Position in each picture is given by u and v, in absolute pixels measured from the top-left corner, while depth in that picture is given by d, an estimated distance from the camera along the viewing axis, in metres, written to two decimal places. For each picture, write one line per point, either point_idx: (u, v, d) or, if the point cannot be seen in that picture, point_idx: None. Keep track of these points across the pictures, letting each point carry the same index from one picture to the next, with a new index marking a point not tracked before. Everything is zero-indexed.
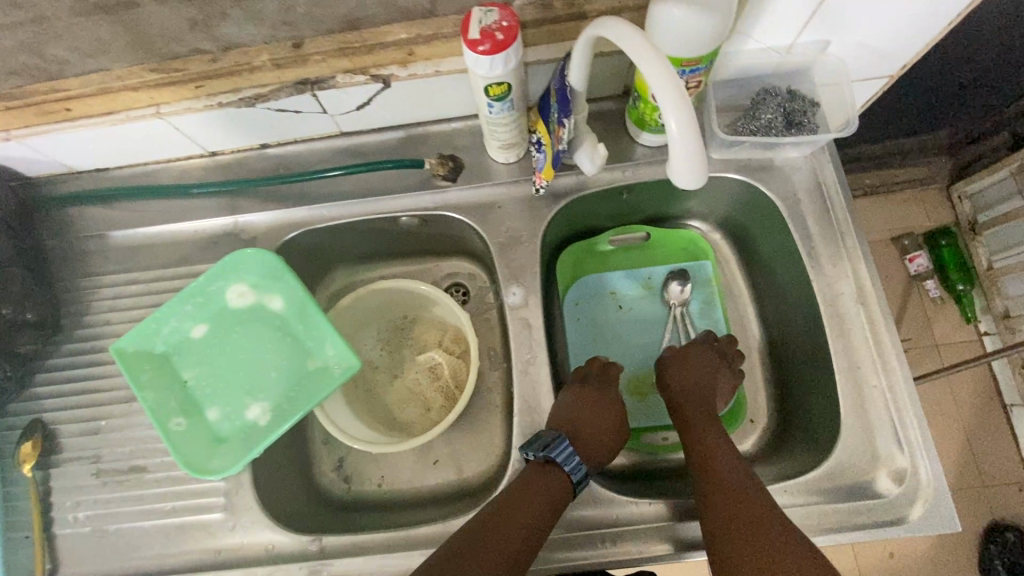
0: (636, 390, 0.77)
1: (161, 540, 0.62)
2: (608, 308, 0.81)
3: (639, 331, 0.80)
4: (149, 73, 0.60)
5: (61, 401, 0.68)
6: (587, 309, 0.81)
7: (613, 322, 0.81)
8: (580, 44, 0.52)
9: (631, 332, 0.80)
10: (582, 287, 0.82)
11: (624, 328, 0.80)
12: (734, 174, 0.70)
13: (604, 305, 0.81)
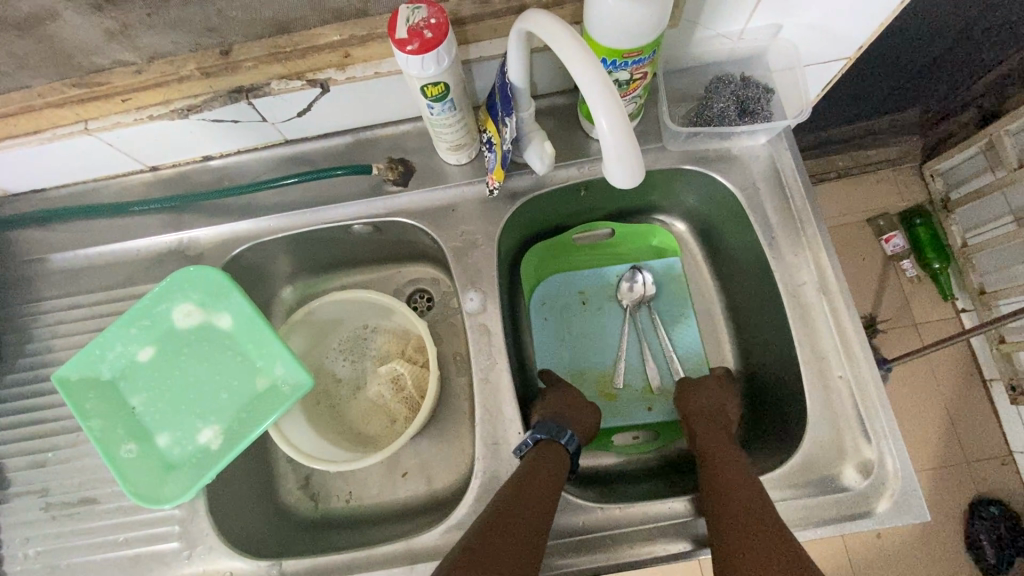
0: (605, 390, 0.76)
1: (115, 573, 0.60)
2: (576, 308, 0.79)
3: (607, 331, 0.78)
4: (72, 89, 0.58)
5: (5, 434, 0.65)
6: (555, 308, 0.79)
7: (581, 321, 0.79)
8: (513, 40, 0.49)
9: (599, 331, 0.78)
10: (550, 288, 0.80)
11: (592, 328, 0.79)
12: (692, 166, 0.68)
13: (572, 306, 0.79)
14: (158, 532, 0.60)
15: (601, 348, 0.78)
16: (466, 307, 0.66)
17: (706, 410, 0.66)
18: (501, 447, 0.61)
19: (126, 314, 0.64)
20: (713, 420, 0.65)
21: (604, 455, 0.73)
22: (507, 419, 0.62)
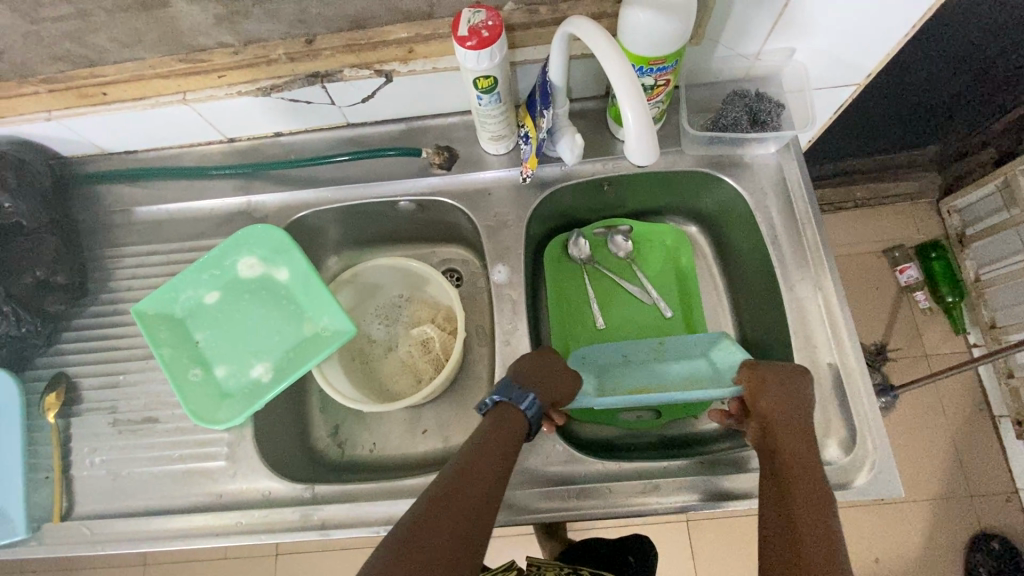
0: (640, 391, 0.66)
1: (167, 484, 0.68)
2: (614, 359, 0.74)
3: (647, 364, 0.71)
4: (178, 63, 0.68)
5: (84, 357, 0.74)
6: (593, 367, 0.74)
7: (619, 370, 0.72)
8: (556, 44, 0.58)
9: (636, 371, 0.70)
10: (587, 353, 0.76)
11: (636, 371, 0.71)
12: (706, 169, 0.76)
13: (612, 359, 0.74)
14: (209, 451, 0.69)
15: (640, 377, 0.69)
16: (494, 279, 0.73)
17: (789, 412, 0.60)
18: None
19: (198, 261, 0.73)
20: (792, 423, 0.60)
21: (607, 429, 0.79)
22: None
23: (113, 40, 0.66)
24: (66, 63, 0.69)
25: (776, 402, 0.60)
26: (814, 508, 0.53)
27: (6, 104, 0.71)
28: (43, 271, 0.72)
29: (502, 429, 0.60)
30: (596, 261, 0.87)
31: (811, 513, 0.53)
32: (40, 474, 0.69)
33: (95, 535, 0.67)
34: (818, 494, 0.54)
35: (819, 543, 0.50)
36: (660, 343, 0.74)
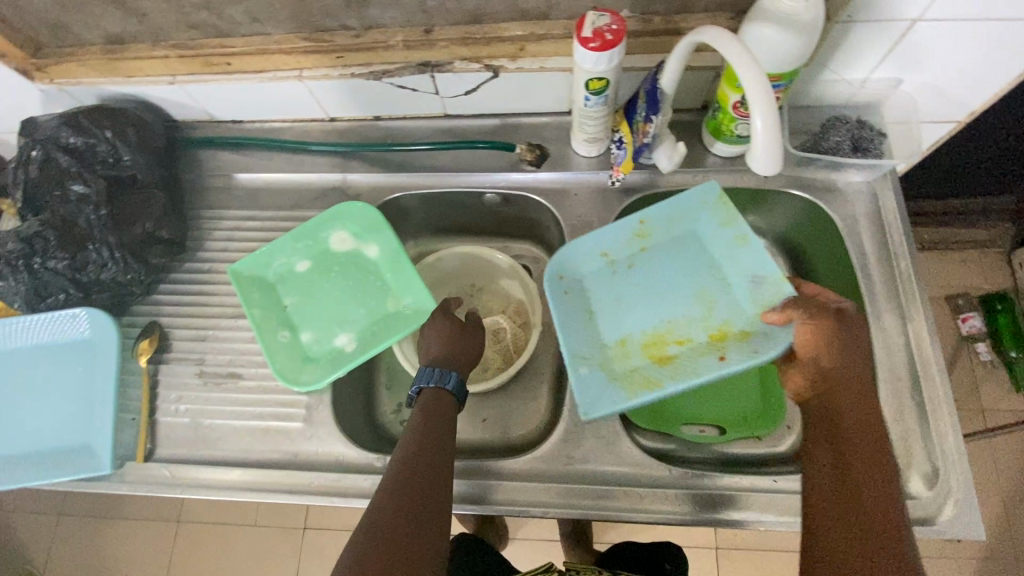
0: (657, 355, 0.70)
1: (246, 438, 0.71)
2: (596, 274, 0.75)
3: (642, 291, 0.74)
4: (301, 41, 0.72)
5: (178, 310, 0.78)
6: (580, 296, 0.74)
7: (596, 278, 0.75)
8: (676, 51, 0.59)
9: (631, 296, 0.74)
10: (564, 251, 0.75)
11: (625, 293, 0.74)
12: (797, 191, 0.76)
13: (588, 270, 0.75)
14: (289, 411, 0.72)
15: (628, 297, 0.74)
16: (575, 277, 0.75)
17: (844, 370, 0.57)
18: None
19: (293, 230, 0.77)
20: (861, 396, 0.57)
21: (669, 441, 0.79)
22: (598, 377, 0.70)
23: (247, 13, 0.70)
24: (198, 32, 0.73)
25: (837, 357, 0.57)
26: (876, 478, 0.52)
27: (137, 65, 0.76)
28: (151, 224, 0.76)
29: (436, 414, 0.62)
30: None
31: (875, 485, 0.52)
32: (128, 414, 0.73)
33: (174, 478, 0.70)
34: (875, 462, 0.53)
35: (895, 524, 0.50)
36: (647, 243, 0.75)
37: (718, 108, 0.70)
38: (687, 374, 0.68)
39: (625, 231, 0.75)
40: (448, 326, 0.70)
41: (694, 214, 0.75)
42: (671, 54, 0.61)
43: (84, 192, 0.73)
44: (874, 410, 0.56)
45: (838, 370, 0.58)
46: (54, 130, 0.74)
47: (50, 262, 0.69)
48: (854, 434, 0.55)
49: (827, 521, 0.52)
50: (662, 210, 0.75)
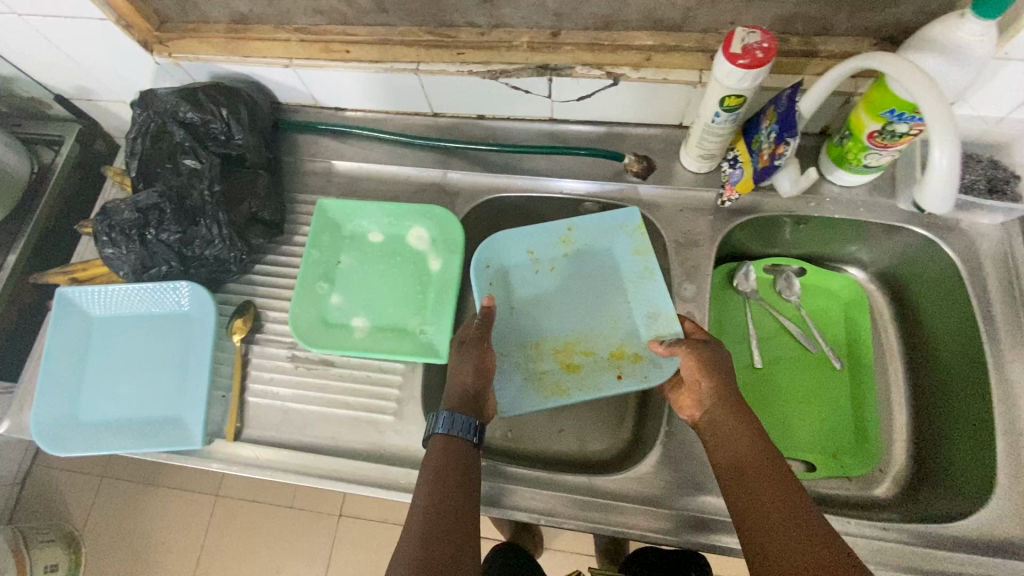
0: (568, 363, 0.73)
1: (336, 427, 0.71)
2: (518, 268, 0.78)
3: (576, 290, 0.76)
4: (425, 35, 0.72)
5: (273, 291, 0.78)
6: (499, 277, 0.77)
7: (529, 271, 0.77)
8: (828, 78, 0.60)
9: (530, 291, 0.77)
10: (494, 245, 0.77)
11: (522, 289, 0.77)
12: (918, 229, 0.74)
13: (523, 266, 0.77)
14: (380, 404, 0.71)
15: (534, 296, 0.76)
16: (680, 295, 0.74)
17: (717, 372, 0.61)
18: None
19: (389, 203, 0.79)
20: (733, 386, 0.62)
21: None
22: None
23: (378, 3, 0.70)
24: (323, 17, 0.74)
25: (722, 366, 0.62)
26: (771, 492, 0.53)
27: (257, 46, 0.76)
28: (255, 204, 0.76)
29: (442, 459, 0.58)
30: (761, 297, 0.86)
31: (771, 500, 0.52)
32: (219, 392, 0.73)
33: (263, 460, 0.70)
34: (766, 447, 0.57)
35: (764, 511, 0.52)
36: (591, 258, 0.77)
37: (849, 135, 0.68)
38: (550, 387, 0.72)
39: (528, 234, 0.78)
40: (458, 358, 0.66)
41: (613, 237, 0.77)
42: (819, 82, 0.62)
43: (196, 167, 0.74)
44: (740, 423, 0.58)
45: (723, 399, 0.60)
46: (174, 104, 0.74)
47: (163, 234, 0.71)
48: (741, 457, 0.56)
49: (781, 540, 0.49)
50: (591, 227, 0.77)
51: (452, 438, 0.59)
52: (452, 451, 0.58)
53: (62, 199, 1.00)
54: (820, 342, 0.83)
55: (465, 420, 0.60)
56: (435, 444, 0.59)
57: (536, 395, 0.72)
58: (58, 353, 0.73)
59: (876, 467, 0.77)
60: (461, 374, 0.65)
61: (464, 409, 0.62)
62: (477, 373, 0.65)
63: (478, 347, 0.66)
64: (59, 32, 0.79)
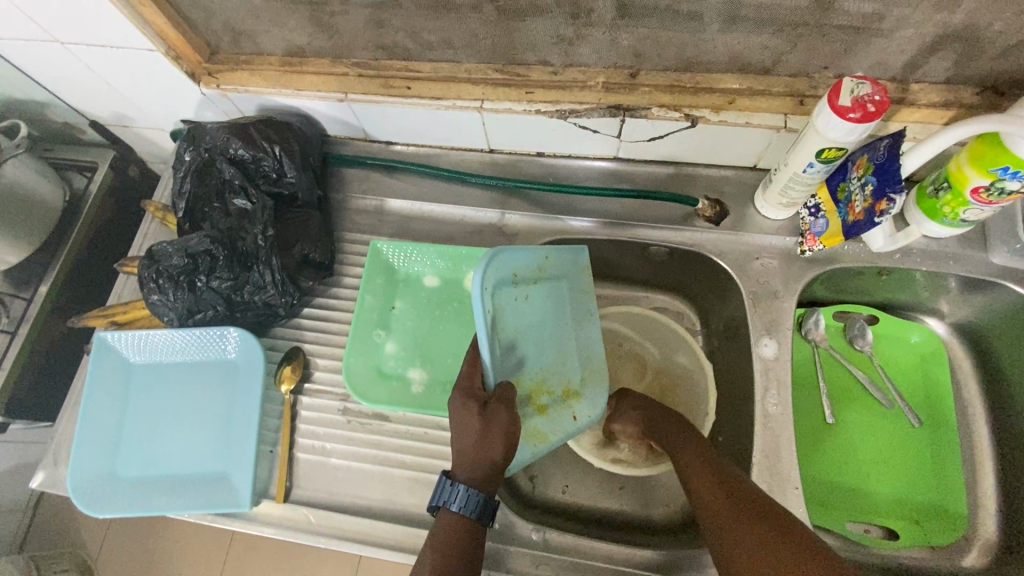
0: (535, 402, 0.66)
1: (392, 488, 0.66)
2: (501, 282, 0.63)
3: (540, 320, 0.68)
4: (493, 73, 0.69)
5: (322, 337, 0.74)
6: (494, 293, 0.61)
7: (513, 298, 0.65)
8: (944, 136, 0.57)
9: (510, 323, 0.64)
10: (492, 270, 0.60)
11: (505, 314, 0.64)
12: (1013, 285, 0.69)
13: (507, 291, 0.64)
14: (440, 463, 0.67)
15: (514, 325, 0.65)
16: (760, 351, 0.69)
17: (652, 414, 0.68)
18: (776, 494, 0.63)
19: (445, 246, 0.75)
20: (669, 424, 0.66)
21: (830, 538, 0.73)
22: (783, 468, 0.64)
23: (445, 39, 0.66)
24: (384, 52, 0.70)
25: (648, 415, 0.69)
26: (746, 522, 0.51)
27: (313, 79, 0.73)
28: (306, 245, 0.72)
29: (442, 538, 0.56)
30: (832, 346, 0.81)
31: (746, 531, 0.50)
32: (265, 447, 0.69)
33: (316, 523, 0.65)
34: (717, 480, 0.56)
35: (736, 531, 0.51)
36: (547, 285, 0.69)
37: (946, 188, 0.63)
38: (538, 435, 0.65)
39: (523, 258, 0.65)
40: (485, 425, 0.57)
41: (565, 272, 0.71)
42: (929, 139, 0.58)
43: (247, 207, 0.70)
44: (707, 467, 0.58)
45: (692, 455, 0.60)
46: (224, 140, 0.70)
47: (214, 281, 0.68)
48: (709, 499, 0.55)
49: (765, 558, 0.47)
50: (549, 258, 0.68)
51: (463, 518, 0.56)
52: (461, 531, 0.56)
53: (94, 228, 0.96)
54: (895, 397, 0.78)
55: (477, 500, 0.56)
56: (443, 520, 0.57)
57: (521, 447, 0.64)
58: (96, 404, 0.69)
59: (961, 535, 0.72)
60: (488, 448, 0.57)
61: (482, 485, 0.57)
62: (504, 445, 0.58)
63: (507, 408, 0.59)
64: (103, 62, 0.75)
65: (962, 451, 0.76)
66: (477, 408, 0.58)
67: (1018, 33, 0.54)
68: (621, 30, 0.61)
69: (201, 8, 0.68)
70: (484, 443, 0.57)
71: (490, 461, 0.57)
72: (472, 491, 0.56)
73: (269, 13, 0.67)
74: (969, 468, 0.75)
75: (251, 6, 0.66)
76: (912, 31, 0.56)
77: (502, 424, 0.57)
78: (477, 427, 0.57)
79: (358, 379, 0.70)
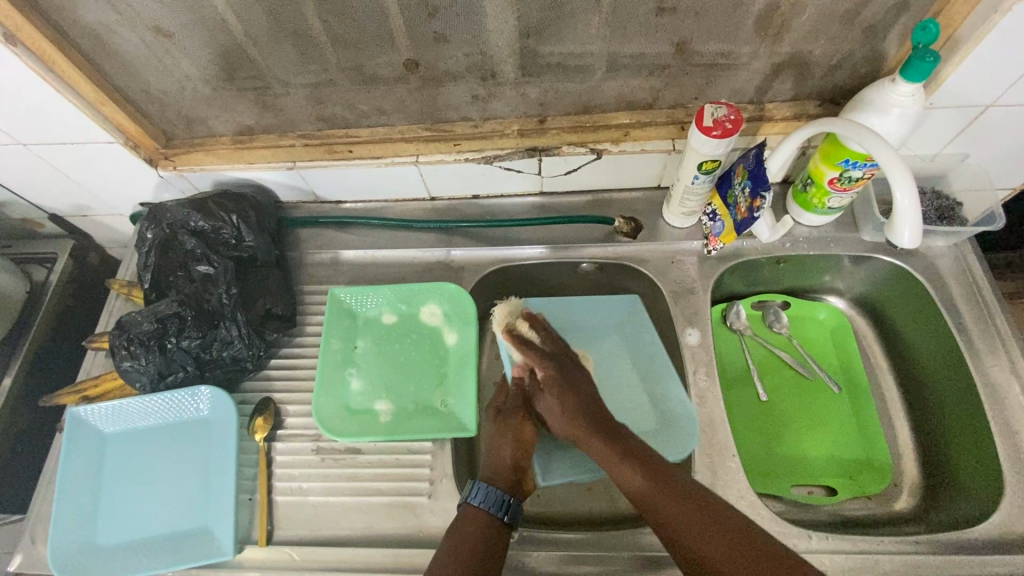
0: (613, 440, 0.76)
1: (372, 515, 0.70)
2: None
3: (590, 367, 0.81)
4: (423, 131, 0.79)
5: (289, 384, 0.78)
6: None
7: None
8: (790, 141, 0.70)
9: None
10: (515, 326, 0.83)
11: None
12: (883, 256, 0.82)
13: None
14: (414, 485, 0.71)
15: None
16: (686, 341, 0.79)
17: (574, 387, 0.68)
18: (718, 465, 0.71)
19: (400, 289, 0.83)
20: (590, 407, 0.66)
21: (781, 504, 0.80)
22: (720, 440, 0.72)
23: (378, 107, 0.77)
24: (325, 122, 0.80)
25: (573, 398, 0.67)
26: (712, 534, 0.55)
27: (263, 152, 0.81)
28: (269, 300, 0.78)
29: (466, 529, 0.61)
30: (755, 333, 0.91)
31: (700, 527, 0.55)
32: (244, 496, 0.72)
33: (300, 560, 0.68)
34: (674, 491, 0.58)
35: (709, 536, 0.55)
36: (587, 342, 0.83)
37: (811, 182, 0.76)
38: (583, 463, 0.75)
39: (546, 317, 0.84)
40: (497, 430, 0.71)
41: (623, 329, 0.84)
42: (782, 144, 0.72)
43: (209, 272, 0.76)
44: (643, 481, 0.59)
45: (629, 479, 0.60)
46: (184, 214, 0.77)
47: (184, 341, 0.73)
48: (675, 520, 0.56)
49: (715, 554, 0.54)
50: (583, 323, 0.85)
51: (481, 511, 0.62)
52: (483, 525, 0.61)
53: (57, 316, 0.98)
54: (815, 368, 0.87)
55: (496, 496, 0.63)
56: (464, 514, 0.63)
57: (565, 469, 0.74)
58: (72, 476, 0.71)
59: (891, 482, 0.80)
60: (499, 452, 0.69)
61: (497, 483, 0.67)
62: (513, 445, 0.69)
63: (513, 415, 0.71)
64: (63, 158, 0.81)
65: (880, 410, 0.86)
66: (491, 414, 0.74)
67: (832, 56, 0.69)
68: (525, 84, 0.74)
69: (157, 101, 0.77)
70: (494, 444, 0.70)
71: (500, 462, 0.68)
72: (492, 488, 0.63)
73: (219, 100, 0.77)
74: (889, 422, 0.85)
75: (204, 95, 0.76)
76: (754, 61, 0.70)
77: (507, 430, 0.70)
78: (492, 432, 0.71)
79: (330, 421, 0.74)
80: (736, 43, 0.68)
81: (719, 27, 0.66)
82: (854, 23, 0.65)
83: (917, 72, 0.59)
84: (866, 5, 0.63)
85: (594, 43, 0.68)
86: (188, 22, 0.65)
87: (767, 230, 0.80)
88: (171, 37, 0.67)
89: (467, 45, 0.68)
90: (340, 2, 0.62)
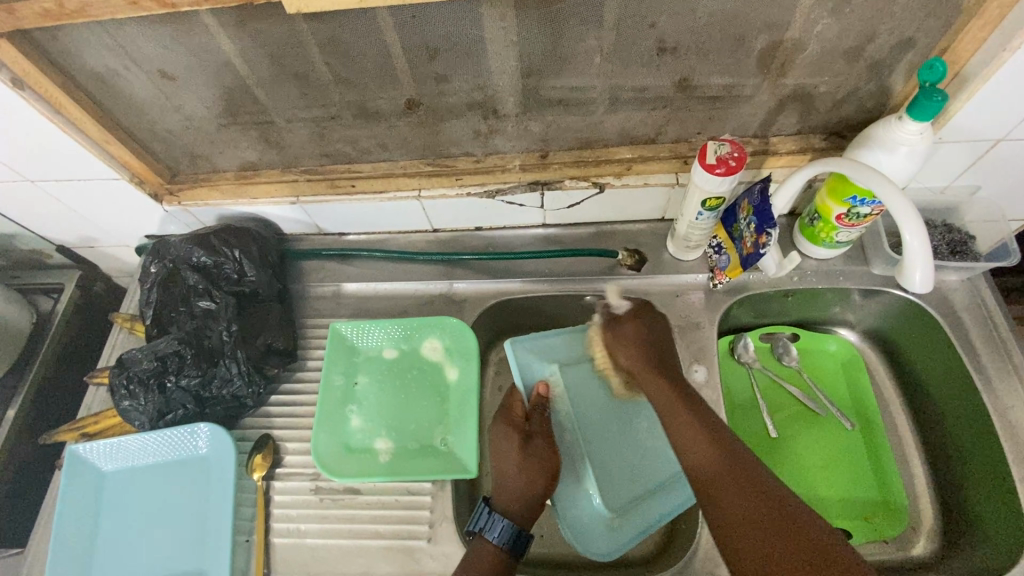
0: None
1: (370, 559, 0.69)
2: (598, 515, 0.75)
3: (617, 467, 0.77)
4: (426, 166, 0.79)
5: (289, 421, 0.78)
6: (582, 522, 0.74)
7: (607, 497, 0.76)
8: (793, 180, 0.69)
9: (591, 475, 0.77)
10: (595, 534, 0.74)
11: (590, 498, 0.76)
12: (895, 290, 0.80)
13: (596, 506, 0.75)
14: (414, 529, 0.70)
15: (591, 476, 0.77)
16: (692, 377, 0.78)
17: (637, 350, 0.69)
18: None
19: (402, 322, 0.81)
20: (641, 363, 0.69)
21: None
22: None
23: (380, 142, 0.77)
24: (328, 158, 0.80)
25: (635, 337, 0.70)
26: (748, 500, 0.52)
27: (266, 188, 0.81)
28: (270, 336, 0.77)
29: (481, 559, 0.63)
30: (764, 366, 0.88)
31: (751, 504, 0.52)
32: (240, 538, 0.71)
33: None
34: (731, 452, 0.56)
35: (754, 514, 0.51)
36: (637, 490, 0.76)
37: (818, 217, 0.75)
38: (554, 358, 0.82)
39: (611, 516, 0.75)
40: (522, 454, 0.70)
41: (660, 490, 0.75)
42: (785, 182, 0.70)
43: (211, 308, 0.76)
44: (722, 464, 0.55)
45: (704, 457, 0.57)
46: (187, 250, 0.77)
47: (183, 379, 0.73)
48: (718, 486, 0.54)
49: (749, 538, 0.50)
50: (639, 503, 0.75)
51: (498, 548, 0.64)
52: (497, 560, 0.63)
53: (61, 347, 0.98)
54: (827, 404, 0.85)
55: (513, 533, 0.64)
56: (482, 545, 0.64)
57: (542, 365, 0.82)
58: (69, 518, 0.70)
59: (907, 526, 0.77)
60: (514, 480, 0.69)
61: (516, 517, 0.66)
62: (543, 476, 0.69)
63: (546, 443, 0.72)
64: (68, 193, 0.82)
65: (896, 448, 0.83)
66: (519, 438, 0.71)
67: (837, 91, 0.69)
68: (527, 120, 0.74)
69: (162, 138, 0.78)
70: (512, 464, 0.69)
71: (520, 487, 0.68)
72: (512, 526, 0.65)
73: (224, 137, 0.77)
74: (906, 461, 0.82)
75: (208, 132, 0.76)
76: (756, 97, 0.70)
77: (542, 459, 0.70)
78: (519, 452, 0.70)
79: (328, 460, 0.73)
80: (740, 78, 0.67)
81: (721, 64, 0.66)
82: (859, 59, 0.64)
83: (924, 111, 0.58)
84: (871, 42, 0.62)
85: (595, 81, 0.68)
86: (193, 65, 0.66)
87: (773, 264, 0.79)
88: (176, 78, 0.68)
89: (469, 84, 0.68)
90: (342, 45, 0.63)
